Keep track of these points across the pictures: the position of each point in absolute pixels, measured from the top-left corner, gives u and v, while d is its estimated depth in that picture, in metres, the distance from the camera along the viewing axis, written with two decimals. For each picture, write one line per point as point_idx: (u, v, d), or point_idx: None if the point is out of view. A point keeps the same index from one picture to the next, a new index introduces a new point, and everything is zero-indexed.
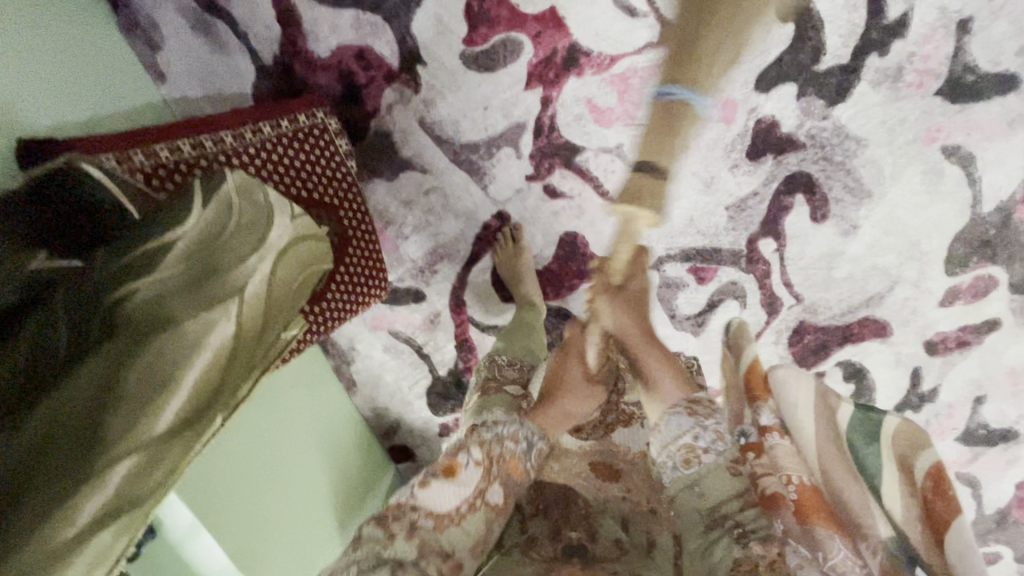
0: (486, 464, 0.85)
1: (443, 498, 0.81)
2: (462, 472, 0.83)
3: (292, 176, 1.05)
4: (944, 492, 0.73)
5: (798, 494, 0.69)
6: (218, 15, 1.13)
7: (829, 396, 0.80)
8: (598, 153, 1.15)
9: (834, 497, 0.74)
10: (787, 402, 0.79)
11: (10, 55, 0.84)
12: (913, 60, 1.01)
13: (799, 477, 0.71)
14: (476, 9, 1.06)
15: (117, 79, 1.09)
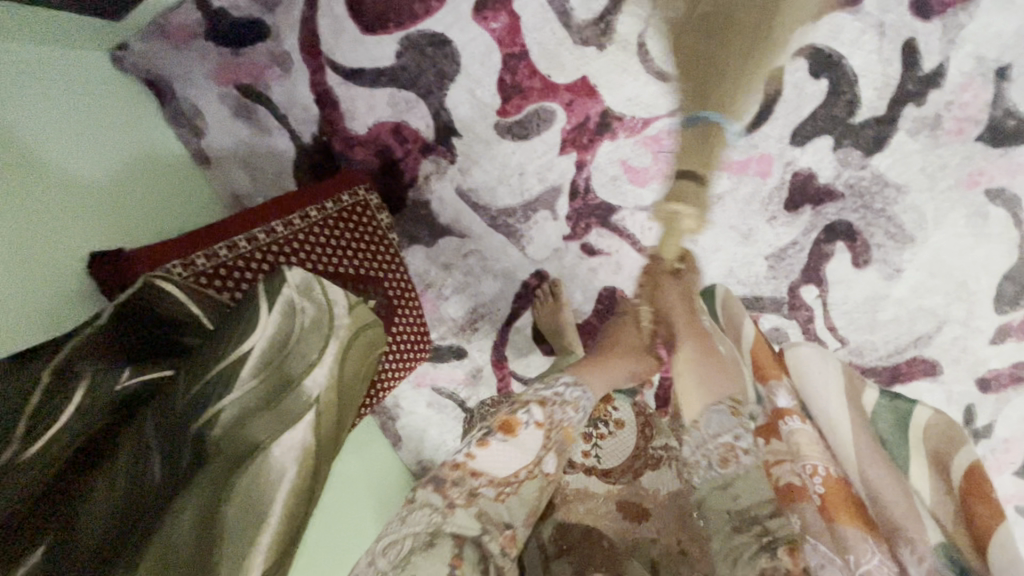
0: (547, 428, 0.81)
1: (502, 461, 0.76)
2: (521, 431, 0.78)
3: (340, 256, 1.08)
4: (985, 496, 0.67)
5: (824, 486, 0.68)
6: (258, 99, 1.17)
7: (855, 380, 0.80)
8: (635, 212, 1.16)
9: (863, 501, 0.69)
10: (812, 387, 0.78)
11: (66, 182, 0.89)
12: (951, 108, 1.00)
13: (823, 468, 0.69)
14: (509, 83, 1.09)
15: (168, 171, 1.14)
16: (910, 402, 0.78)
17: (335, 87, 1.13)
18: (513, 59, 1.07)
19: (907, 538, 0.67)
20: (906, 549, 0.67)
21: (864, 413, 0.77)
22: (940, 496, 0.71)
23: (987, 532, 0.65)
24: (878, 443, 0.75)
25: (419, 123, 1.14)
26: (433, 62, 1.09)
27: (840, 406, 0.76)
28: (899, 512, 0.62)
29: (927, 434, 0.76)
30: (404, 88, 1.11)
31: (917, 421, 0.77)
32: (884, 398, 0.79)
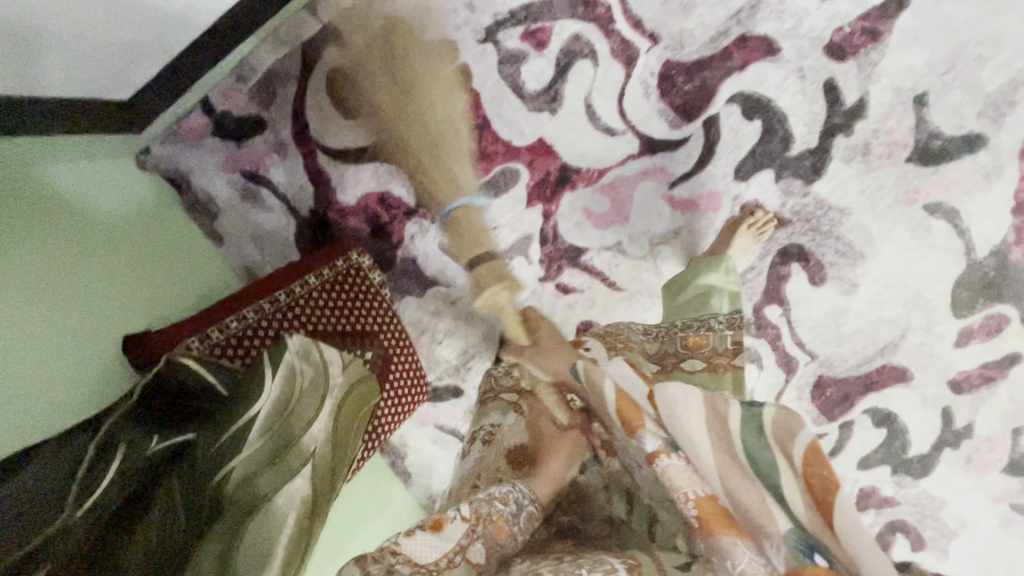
0: (474, 521, 0.78)
1: (426, 551, 0.72)
2: (448, 525, 0.75)
3: (337, 317, 1.21)
4: (819, 467, 0.55)
5: (697, 511, 0.64)
6: (260, 183, 1.33)
7: (718, 398, 0.64)
8: (601, 251, 1.27)
9: (741, 511, 0.63)
10: (678, 420, 0.65)
11: (98, 271, 1.02)
12: (879, 135, 1.09)
13: (694, 494, 0.64)
14: (475, 149, 1.22)
15: (188, 255, 1.28)
16: (759, 404, 0.60)
17: (324, 167, 1.29)
18: (476, 129, 1.20)
19: (772, 533, 0.61)
20: (769, 547, 0.61)
21: (731, 441, 0.62)
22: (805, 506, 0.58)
23: (826, 504, 0.55)
24: (738, 464, 0.62)
25: (400, 190, 1.28)
26: (408, 138, 1.23)
27: (703, 425, 0.64)
28: (759, 519, 0.61)
29: (770, 432, 0.59)
30: (384, 162, 1.26)
31: (764, 422, 0.59)
32: (742, 407, 0.61)
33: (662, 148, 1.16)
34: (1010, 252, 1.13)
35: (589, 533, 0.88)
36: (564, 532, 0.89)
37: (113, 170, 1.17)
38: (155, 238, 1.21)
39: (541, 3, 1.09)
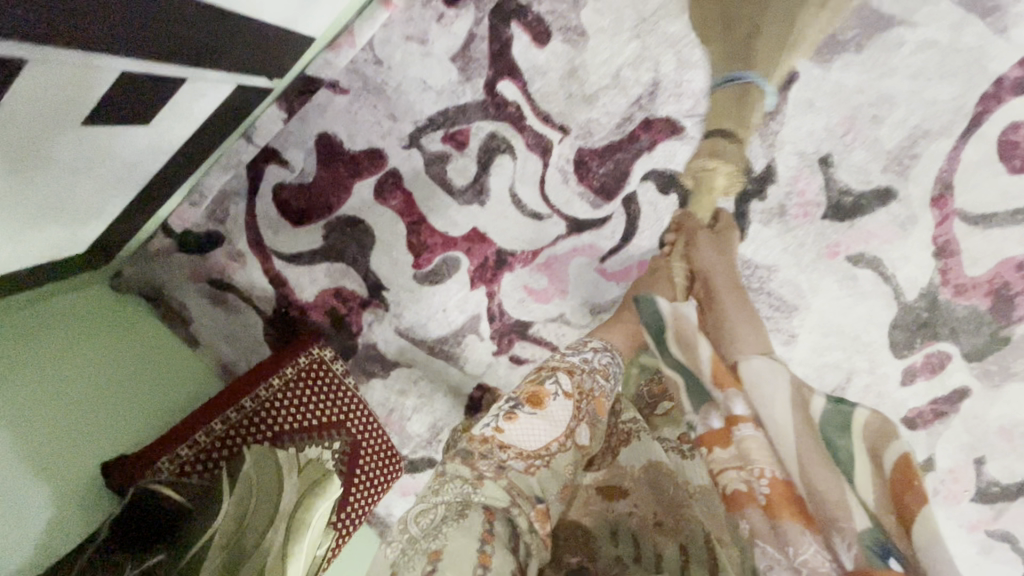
0: (577, 400, 0.82)
1: (533, 436, 0.78)
2: (551, 403, 0.80)
3: (300, 413, 1.29)
4: (909, 486, 0.61)
5: (769, 489, 0.66)
6: (227, 289, 1.42)
7: (804, 387, 0.72)
8: (547, 323, 1.33)
9: (813, 498, 0.66)
10: (763, 396, 0.72)
11: (87, 398, 1.12)
12: (792, 197, 1.13)
13: (770, 471, 0.66)
14: (417, 243, 1.29)
15: (175, 369, 1.37)
16: (851, 405, 0.69)
17: (281, 269, 1.37)
18: (414, 224, 1.28)
19: (845, 528, 0.63)
20: (838, 541, 0.63)
21: (813, 423, 0.69)
22: (875, 494, 0.64)
23: (908, 518, 0.61)
24: (820, 449, 0.67)
25: (353, 284, 1.36)
26: (353, 237, 1.31)
27: (790, 415, 0.69)
28: (834, 510, 0.64)
29: (859, 432, 0.67)
30: (335, 261, 1.34)
31: (854, 425, 0.67)
32: (829, 403, 0.69)
33: (589, 227, 1.22)
34: (939, 294, 1.15)
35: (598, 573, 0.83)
36: None
37: (100, 302, 1.31)
38: (141, 357, 1.31)
39: (455, 108, 1.17)
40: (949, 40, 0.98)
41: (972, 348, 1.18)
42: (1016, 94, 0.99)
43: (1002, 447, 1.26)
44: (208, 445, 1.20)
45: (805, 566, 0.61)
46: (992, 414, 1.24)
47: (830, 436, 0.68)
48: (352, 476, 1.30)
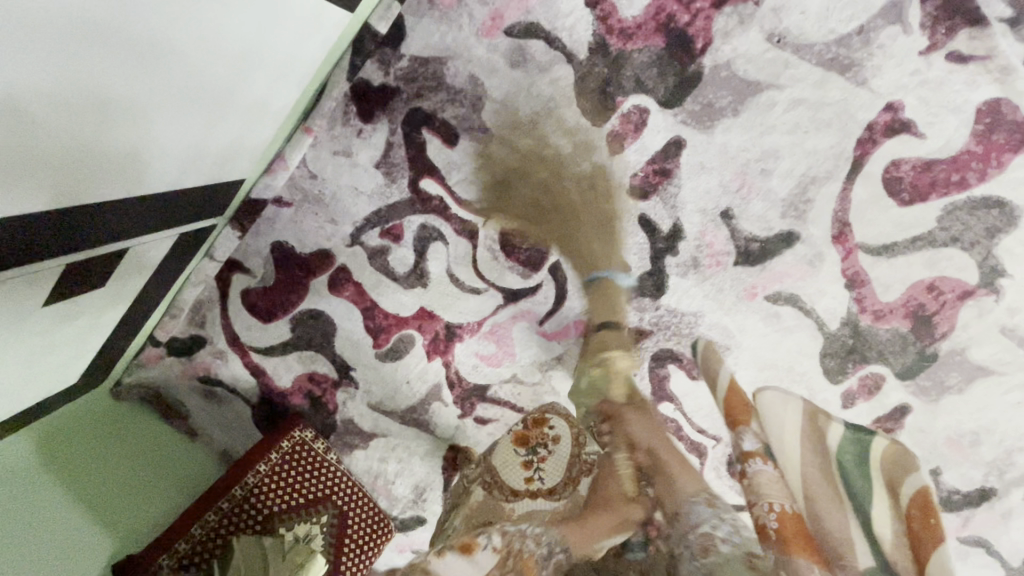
0: (504, 553, 1.00)
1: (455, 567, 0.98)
2: (479, 551, 1.00)
3: (288, 493, 1.41)
4: (927, 505, 0.79)
5: (779, 524, 0.76)
6: (216, 383, 1.54)
7: (818, 416, 0.88)
8: (502, 384, 1.44)
9: (826, 534, 0.80)
10: (774, 429, 0.85)
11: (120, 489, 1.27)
12: (702, 249, 1.20)
13: (779, 505, 0.77)
14: (373, 325, 1.42)
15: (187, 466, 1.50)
16: (873, 434, 0.87)
17: (258, 362, 1.50)
18: (368, 310, 1.40)
19: (851, 566, 0.78)
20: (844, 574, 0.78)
21: (835, 475, 0.84)
22: (894, 525, 0.80)
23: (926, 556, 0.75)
24: (840, 489, 0.83)
25: (324, 367, 1.49)
26: (317, 327, 1.44)
27: (796, 437, 0.85)
28: (830, 525, 0.80)
29: (877, 460, 0.85)
30: (305, 349, 1.47)
31: (872, 456, 0.86)
32: (847, 430, 0.87)
33: (524, 294, 1.32)
34: (859, 321, 1.20)
35: None
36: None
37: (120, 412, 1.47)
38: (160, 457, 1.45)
39: (386, 207, 1.29)
40: (816, 96, 1.06)
41: (903, 367, 1.23)
42: (888, 136, 1.06)
43: (955, 457, 1.28)
44: (204, 535, 1.33)
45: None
46: (938, 426, 1.26)
47: (850, 475, 0.84)
48: (341, 546, 1.41)
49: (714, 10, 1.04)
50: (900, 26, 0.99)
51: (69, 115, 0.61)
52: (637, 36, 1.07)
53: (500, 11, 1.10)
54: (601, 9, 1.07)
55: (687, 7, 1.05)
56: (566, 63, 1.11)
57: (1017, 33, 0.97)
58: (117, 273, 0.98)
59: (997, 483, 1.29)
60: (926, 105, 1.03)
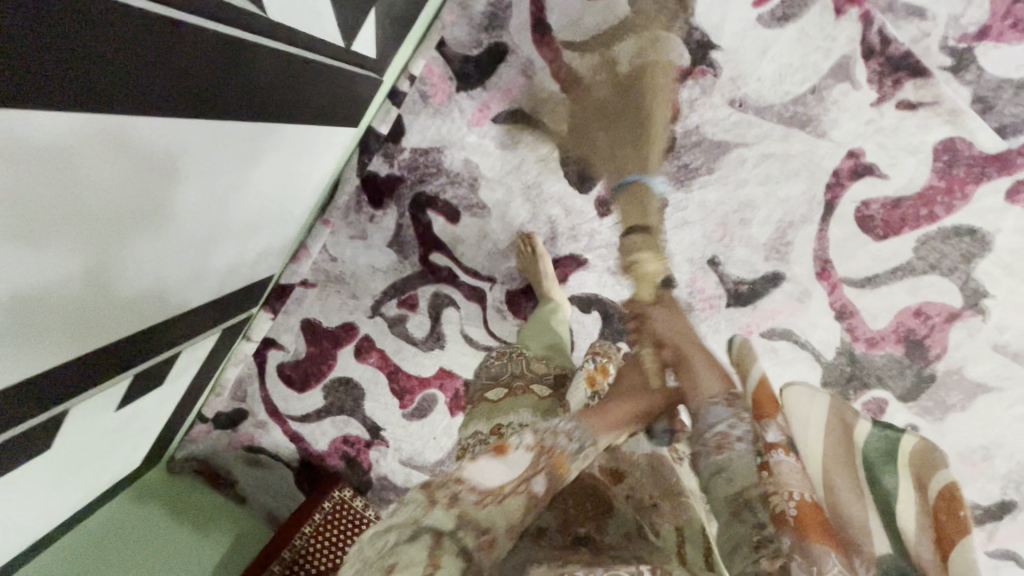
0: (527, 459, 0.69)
1: (490, 474, 0.65)
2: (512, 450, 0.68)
3: (332, 552, 1.48)
4: (954, 507, 0.54)
5: (797, 511, 0.56)
6: (259, 451, 1.66)
7: (846, 412, 0.63)
8: None
9: (840, 518, 0.59)
10: (800, 420, 0.64)
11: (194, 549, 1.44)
12: (695, 294, 1.28)
13: (800, 491, 0.57)
14: (398, 387, 1.53)
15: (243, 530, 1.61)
16: (899, 431, 0.60)
17: (296, 428, 1.62)
18: (393, 373, 1.51)
19: (862, 551, 0.57)
20: (860, 562, 0.56)
21: (853, 448, 0.61)
22: (915, 515, 0.56)
23: (941, 526, 0.53)
24: (855, 472, 0.61)
25: (356, 429, 1.59)
26: (347, 392, 1.56)
27: (824, 439, 0.62)
28: (856, 533, 0.58)
29: (905, 460, 0.59)
30: (337, 413, 1.58)
31: (902, 448, 0.59)
32: (875, 427, 0.61)
33: None
34: (854, 349, 1.26)
35: (605, 543, 0.78)
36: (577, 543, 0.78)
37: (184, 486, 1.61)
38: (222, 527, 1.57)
39: (400, 280, 1.41)
40: (782, 150, 1.15)
41: (904, 390, 1.27)
42: (853, 179, 1.14)
43: (969, 472, 1.29)
44: None
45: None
46: (948, 443, 1.28)
47: (875, 464, 0.60)
48: None
49: (678, 84, 1.14)
50: (849, 83, 1.08)
51: (98, 162, 0.57)
52: (611, 113, 1.19)
53: (485, 103, 1.23)
54: (576, 92, 1.19)
55: (653, 83, 1.15)
56: (550, 141, 1.23)
57: (960, 79, 1.05)
58: (160, 382, 1.09)
59: (1016, 495, 1.29)
60: (885, 150, 1.11)
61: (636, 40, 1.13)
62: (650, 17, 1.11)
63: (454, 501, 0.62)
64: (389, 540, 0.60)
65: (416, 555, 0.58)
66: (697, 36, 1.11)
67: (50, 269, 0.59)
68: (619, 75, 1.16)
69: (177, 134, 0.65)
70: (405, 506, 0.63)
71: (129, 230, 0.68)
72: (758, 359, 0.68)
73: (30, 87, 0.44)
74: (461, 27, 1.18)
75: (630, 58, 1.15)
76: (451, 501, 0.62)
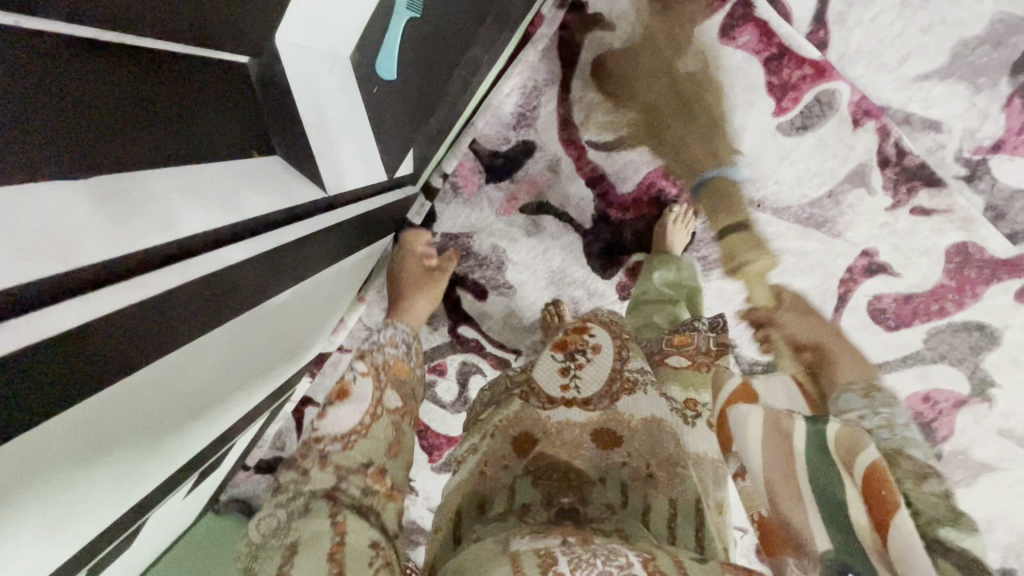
0: (374, 372, 0.82)
1: (342, 419, 0.76)
2: (353, 388, 0.79)
3: None
4: (880, 484, 0.48)
5: (760, 516, 0.58)
6: None
7: (780, 417, 0.57)
8: None
9: (793, 528, 0.55)
10: (748, 444, 0.57)
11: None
12: None
13: (758, 509, 0.58)
14: (427, 443, 1.61)
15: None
16: (823, 419, 0.55)
17: None
18: (422, 430, 1.60)
19: (810, 550, 0.53)
20: (809, 561, 0.53)
21: (793, 458, 0.55)
22: (853, 494, 0.50)
23: (882, 520, 0.48)
24: (797, 483, 0.54)
25: None
26: None
27: (764, 449, 0.56)
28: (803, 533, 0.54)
29: (833, 446, 0.53)
30: None
31: (828, 441, 0.53)
32: (807, 424, 0.55)
33: None
34: None
35: (588, 514, 0.79)
36: (565, 515, 0.79)
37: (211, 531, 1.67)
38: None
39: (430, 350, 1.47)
40: (798, 247, 1.20)
41: None
42: (867, 276, 1.19)
43: None
44: None
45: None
46: None
47: (809, 463, 0.54)
48: None
49: (699, 184, 1.20)
50: (865, 188, 1.13)
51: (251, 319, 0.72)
52: (633, 207, 1.25)
53: (513, 195, 1.29)
54: (600, 187, 1.24)
55: (675, 182, 1.21)
56: (575, 231, 1.29)
57: (973, 187, 1.09)
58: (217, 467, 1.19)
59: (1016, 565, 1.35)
60: (899, 251, 1.16)
61: (659, 141, 1.18)
62: (673, 122, 1.15)
63: (323, 461, 0.73)
64: (289, 517, 0.69)
65: (314, 526, 0.66)
66: (718, 141, 1.15)
67: (194, 387, 0.69)
68: (642, 173, 1.22)
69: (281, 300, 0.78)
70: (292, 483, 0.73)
71: (209, 389, 0.74)
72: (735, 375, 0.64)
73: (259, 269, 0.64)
74: (490, 126, 1.23)
75: (653, 158, 1.20)
76: (320, 463, 0.73)
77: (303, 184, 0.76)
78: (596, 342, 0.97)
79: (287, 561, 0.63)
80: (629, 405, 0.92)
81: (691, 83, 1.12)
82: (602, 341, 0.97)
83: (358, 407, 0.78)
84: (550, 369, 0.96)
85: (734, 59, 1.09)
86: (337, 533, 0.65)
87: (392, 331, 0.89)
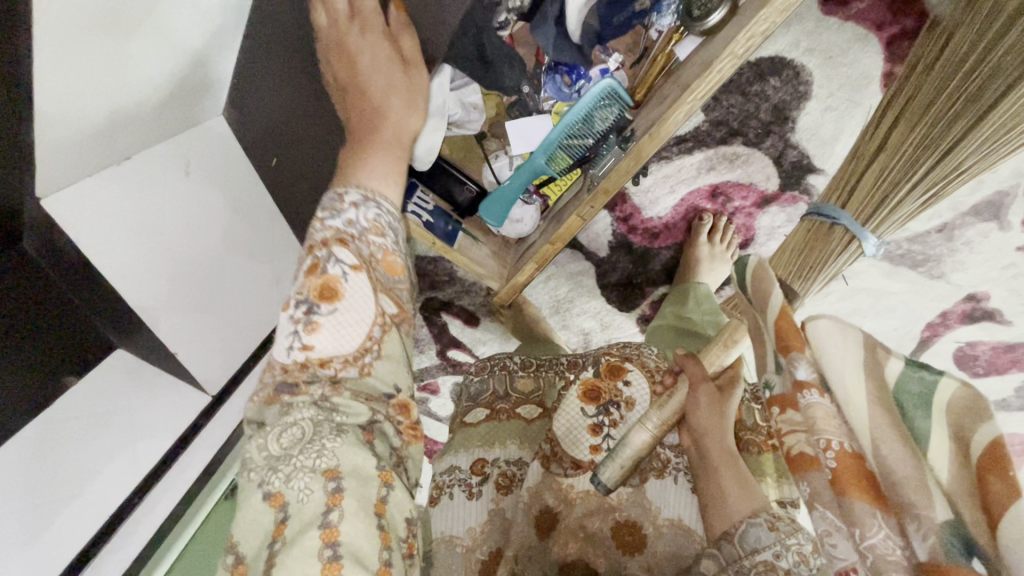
0: (369, 266, 0.45)
1: (348, 337, 0.43)
2: (345, 288, 0.43)
3: None
4: (1000, 471, 0.34)
5: (835, 466, 0.40)
6: None
7: (879, 351, 0.42)
8: None
9: (889, 479, 0.39)
10: (834, 365, 0.42)
11: None
12: None
13: (840, 442, 0.40)
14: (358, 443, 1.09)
15: None
16: (940, 371, 0.39)
17: None
18: None
19: (918, 513, 0.37)
20: (912, 529, 0.37)
21: (891, 397, 0.40)
22: (948, 465, 0.37)
23: (991, 511, 0.34)
24: (900, 425, 0.39)
25: None
26: None
27: (865, 381, 0.41)
28: (908, 489, 0.37)
29: (941, 408, 0.38)
30: None
31: (936, 397, 0.39)
32: (908, 367, 0.40)
33: None
34: None
35: None
36: None
37: None
38: None
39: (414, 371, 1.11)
40: (880, 286, 0.91)
41: None
42: (964, 322, 0.92)
43: None
44: None
45: (870, 554, 0.37)
46: None
47: (902, 406, 0.40)
48: None
49: (757, 210, 0.88)
50: (996, 223, 0.82)
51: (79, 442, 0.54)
52: (664, 235, 0.93)
53: None
54: (620, 210, 0.91)
55: (723, 205, 0.89)
56: (586, 260, 0.97)
57: None
58: None
59: None
60: (1018, 297, 0.87)
61: (708, 153, 0.83)
62: (731, 130, 0.80)
63: (337, 388, 0.43)
64: (317, 433, 0.40)
65: (358, 456, 0.40)
66: (792, 157, 0.81)
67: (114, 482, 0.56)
68: (679, 193, 0.88)
69: (122, 407, 0.59)
70: (308, 404, 0.42)
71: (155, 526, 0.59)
72: (779, 285, 0.50)
73: (57, 428, 0.53)
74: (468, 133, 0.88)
75: (697, 174, 0.86)
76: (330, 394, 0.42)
77: (157, 403, 0.62)
78: (634, 396, 0.64)
79: (336, 506, 0.38)
80: (655, 492, 0.61)
81: (764, 75, 0.76)
82: (640, 394, 0.64)
83: (361, 301, 0.43)
84: (575, 417, 0.64)
85: (839, 39, 0.73)
86: (386, 485, 0.41)
87: (376, 208, 0.47)
